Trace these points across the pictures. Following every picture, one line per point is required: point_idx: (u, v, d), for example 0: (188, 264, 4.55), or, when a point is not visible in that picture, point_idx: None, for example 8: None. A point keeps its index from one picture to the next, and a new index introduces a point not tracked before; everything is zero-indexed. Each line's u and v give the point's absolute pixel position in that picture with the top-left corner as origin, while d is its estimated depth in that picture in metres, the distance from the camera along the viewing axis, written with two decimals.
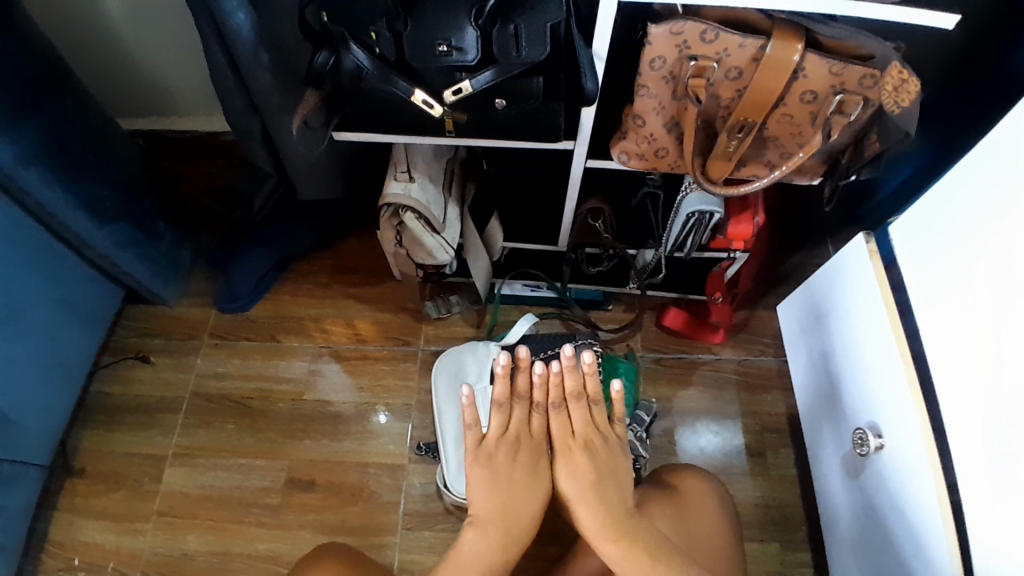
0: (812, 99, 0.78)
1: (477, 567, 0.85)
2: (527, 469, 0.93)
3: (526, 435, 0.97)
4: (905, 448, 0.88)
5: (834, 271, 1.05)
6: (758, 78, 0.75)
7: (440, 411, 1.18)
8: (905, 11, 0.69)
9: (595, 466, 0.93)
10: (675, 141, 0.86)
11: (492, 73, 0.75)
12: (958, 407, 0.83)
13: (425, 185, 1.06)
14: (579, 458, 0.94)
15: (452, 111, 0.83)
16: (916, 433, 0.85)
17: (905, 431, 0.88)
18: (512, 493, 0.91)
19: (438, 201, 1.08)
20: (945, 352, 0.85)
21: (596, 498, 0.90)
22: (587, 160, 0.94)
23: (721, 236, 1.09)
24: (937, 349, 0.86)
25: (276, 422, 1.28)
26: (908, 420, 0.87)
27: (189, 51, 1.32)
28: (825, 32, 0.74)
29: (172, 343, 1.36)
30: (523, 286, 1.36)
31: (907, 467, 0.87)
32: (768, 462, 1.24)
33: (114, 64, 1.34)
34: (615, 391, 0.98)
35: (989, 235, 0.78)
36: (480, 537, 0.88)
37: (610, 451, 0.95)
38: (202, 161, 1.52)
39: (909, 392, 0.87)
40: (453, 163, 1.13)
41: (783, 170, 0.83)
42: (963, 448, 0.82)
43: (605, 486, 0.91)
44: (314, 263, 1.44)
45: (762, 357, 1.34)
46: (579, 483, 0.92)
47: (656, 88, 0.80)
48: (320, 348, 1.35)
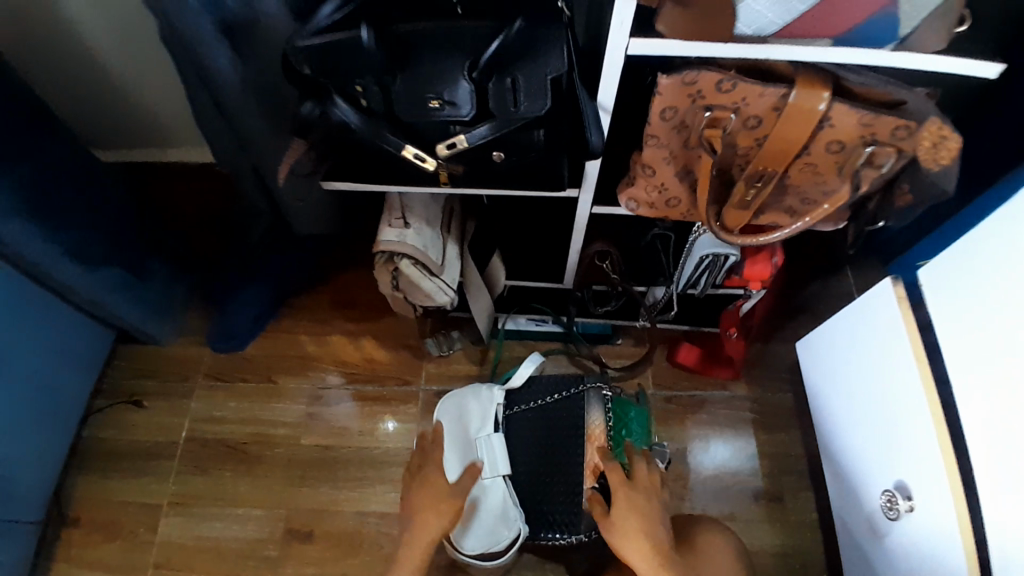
0: (839, 150, 0.72)
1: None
2: (439, 513, 0.98)
3: (439, 479, 1.02)
4: (938, 515, 0.83)
5: (858, 314, 0.99)
6: (780, 129, 0.69)
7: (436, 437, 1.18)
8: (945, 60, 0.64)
9: (633, 507, 0.95)
10: (689, 189, 0.80)
11: (488, 127, 0.69)
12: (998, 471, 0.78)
13: (423, 228, 1.01)
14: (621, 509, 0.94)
15: (449, 164, 0.76)
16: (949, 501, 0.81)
17: (938, 496, 0.83)
18: (427, 540, 0.97)
19: (436, 244, 1.02)
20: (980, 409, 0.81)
21: (641, 530, 0.92)
22: (592, 206, 0.88)
23: (737, 276, 1.03)
24: (975, 409, 0.82)
25: (272, 468, 1.24)
26: (938, 485, 0.83)
27: (171, 83, 1.26)
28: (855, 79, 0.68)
29: (166, 384, 1.32)
30: (527, 320, 1.30)
31: (943, 535, 0.82)
32: (787, 507, 1.18)
33: (104, 99, 1.29)
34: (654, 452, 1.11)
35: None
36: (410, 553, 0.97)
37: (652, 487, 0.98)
38: (196, 189, 1.46)
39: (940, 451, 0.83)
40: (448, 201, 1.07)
41: (807, 220, 0.76)
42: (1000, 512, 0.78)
43: (650, 519, 0.94)
44: (311, 297, 1.39)
45: (779, 393, 1.28)
46: (620, 515, 0.94)
47: (666, 138, 0.73)
48: (318, 389, 1.31)
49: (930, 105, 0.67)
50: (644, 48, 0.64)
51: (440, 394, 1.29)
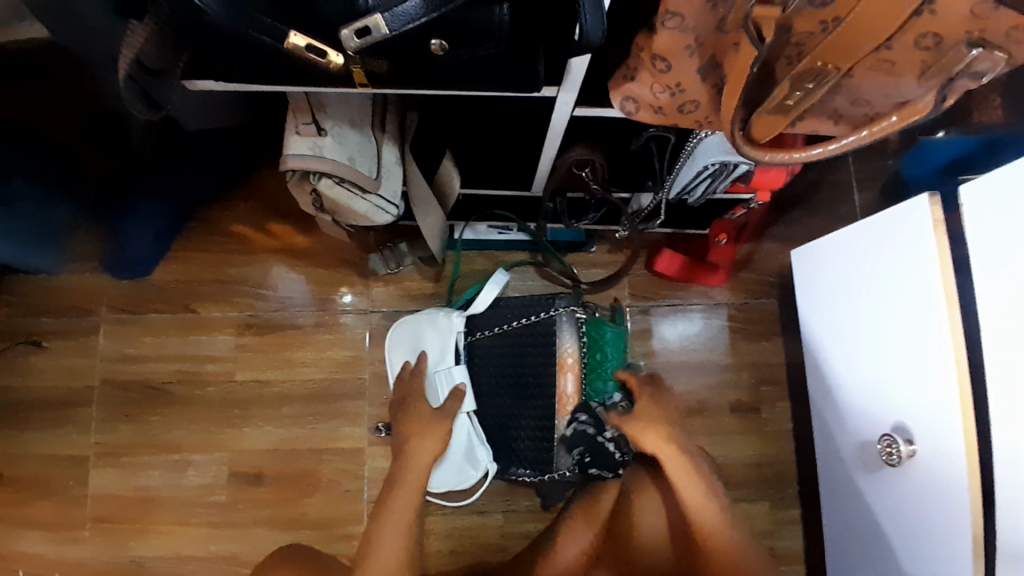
0: (929, 45, 0.51)
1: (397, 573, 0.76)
2: (431, 438, 0.89)
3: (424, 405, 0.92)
4: (945, 467, 0.77)
5: (879, 236, 0.85)
6: (866, 11, 0.47)
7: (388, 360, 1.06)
8: None
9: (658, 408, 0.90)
10: (712, 90, 0.57)
11: (420, 3, 0.44)
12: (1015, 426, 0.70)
13: (346, 130, 0.75)
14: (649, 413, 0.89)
15: (364, 57, 0.50)
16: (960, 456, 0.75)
17: (947, 445, 0.77)
18: (420, 468, 0.86)
19: (366, 152, 0.77)
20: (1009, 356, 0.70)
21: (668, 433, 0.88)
22: (572, 106, 0.64)
23: (743, 184, 0.85)
24: (1005, 358, 0.71)
25: (206, 408, 1.10)
26: (949, 434, 0.76)
27: None
28: None
29: (64, 320, 1.11)
30: (488, 228, 1.10)
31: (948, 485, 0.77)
32: (764, 418, 1.14)
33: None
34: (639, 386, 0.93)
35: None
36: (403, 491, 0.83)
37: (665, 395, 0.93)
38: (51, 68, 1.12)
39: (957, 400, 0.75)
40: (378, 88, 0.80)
41: (864, 133, 0.55)
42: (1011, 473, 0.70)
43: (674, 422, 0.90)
44: (224, 206, 1.13)
45: (764, 299, 1.16)
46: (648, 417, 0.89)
47: (694, 17, 0.50)
48: (246, 316, 1.12)
49: None
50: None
51: (391, 317, 1.12)
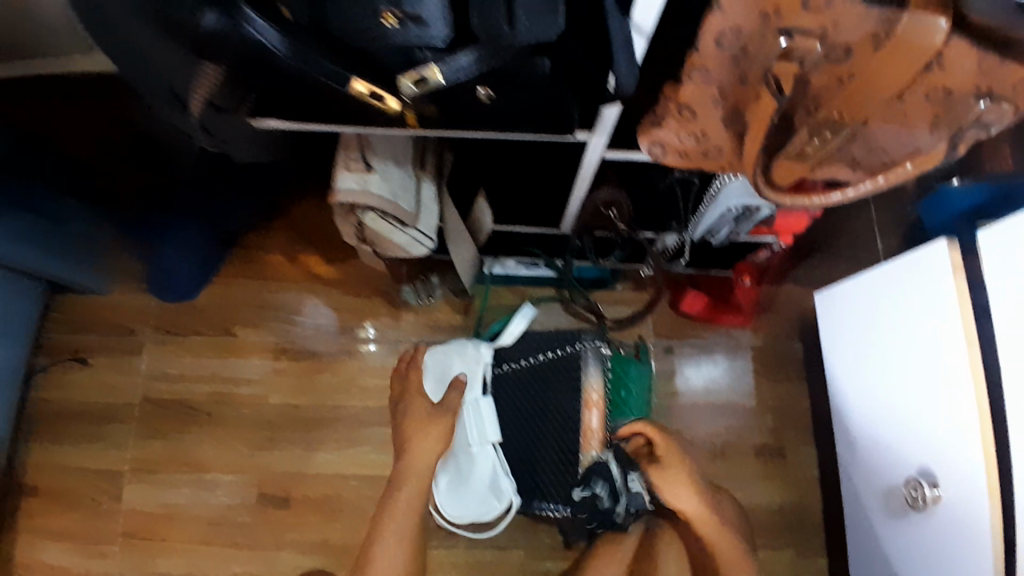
0: (940, 97, 0.55)
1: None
2: (431, 434, 0.90)
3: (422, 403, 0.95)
4: (969, 515, 0.78)
5: (900, 282, 0.86)
6: (877, 67, 0.51)
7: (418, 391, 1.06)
8: None
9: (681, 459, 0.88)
10: (734, 136, 0.61)
11: (472, 57, 0.49)
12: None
13: (390, 167, 0.81)
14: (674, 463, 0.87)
15: (418, 102, 0.55)
16: (983, 504, 0.76)
17: (972, 492, 0.77)
18: (423, 467, 0.88)
19: (407, 189, 0.83)
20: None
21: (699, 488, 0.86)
22: (602, 149, 0.69)
23: (765, 226, 0.87)
24: None
25: (238, 429, 1.13)
26: (971, 481, 0.77)
27: None
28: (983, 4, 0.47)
29: (111, 339, 1.17)
30: (516, 264, 1.13)
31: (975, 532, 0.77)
32: (788, 462, 1.13)
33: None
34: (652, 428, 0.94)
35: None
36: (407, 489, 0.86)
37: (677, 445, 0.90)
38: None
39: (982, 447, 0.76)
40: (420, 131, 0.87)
41: (880, 181, 0.59)
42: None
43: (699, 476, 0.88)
44: (266, 236, 1.20)
45: (788, 341, 1.17)
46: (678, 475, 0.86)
47: (717, 70, 0.55)
48: (282, 341, 1.17)
49: None
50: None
51: (418, 347, 1.16)
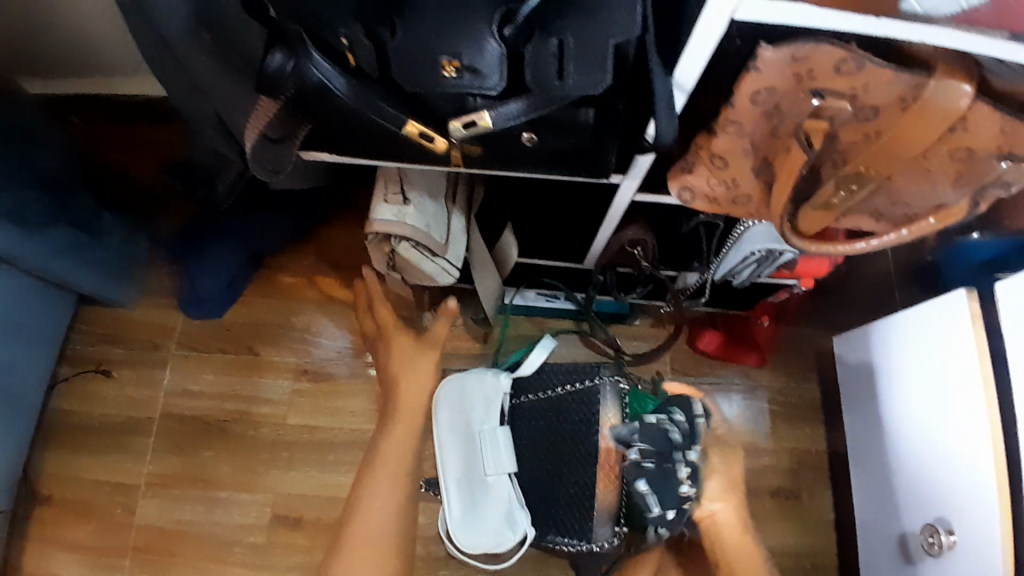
0: (963, 157, 0.57)
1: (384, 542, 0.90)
2: None
3: None
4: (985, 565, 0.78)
5: (919, 328, 0.88)
6: (903, 126, 0.53)
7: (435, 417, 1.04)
8: None
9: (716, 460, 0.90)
10: (763, 186, 0.64)
11: (522, 105, 0.52)
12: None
13: (423, 201, 0.84)
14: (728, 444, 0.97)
15: (464, 143, 0.59)
16: (997, 554, 0.76)
17: (986, 540, 0.77)
18: None
19: (440, 221, 0.86)
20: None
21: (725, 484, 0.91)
22: (633, 191, 0.71)
23: (786, 270, 0.89)
24: None
25: (256, 448, 1.14)
26: (988, 530, 0.77)
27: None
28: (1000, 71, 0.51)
29: (135, 352, 1.19)
30: (537, 295, 1.17)
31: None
32: (803, 505, 1.12)
33: (25, 25, 1.05)
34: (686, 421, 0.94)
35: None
36: None
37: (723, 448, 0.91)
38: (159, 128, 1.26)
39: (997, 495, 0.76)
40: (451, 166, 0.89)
41: (905, 233, 0.60)
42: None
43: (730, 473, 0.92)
44: (293, 258, 1.23)
45: (804, 383, 1.17)
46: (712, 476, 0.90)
47: (750, 125, 0.57)
48: (303, 362, 1.19)
49: None
50: (755, 11, 0.44)
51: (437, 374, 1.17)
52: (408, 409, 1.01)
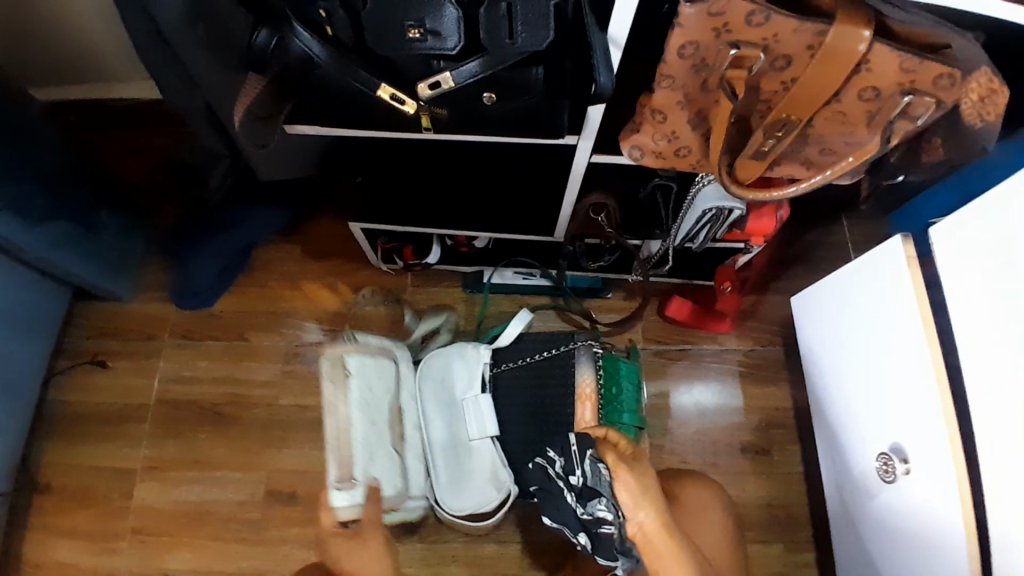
0: (872, 97, 0.64)
1: None
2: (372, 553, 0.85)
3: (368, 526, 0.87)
4: (936, 481, 0.82)
5: (865, 271, 0.93)
6: (815, 71, 0.61)
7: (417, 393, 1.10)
8: None
9: (637, 480, 0.86)
10: (701, 138, 0.71)
11: (478, 64, 0.60)
12: (1015, 446, 0.75)
13: (370, 466, 0.93)
14: (643, 472, 0.88)
15: (431, 106, 0.66)
16: (947, 467, 0.80)
17: (942, 467, 0.81)
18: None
19: (393, 473, 1.00)
20: (1004, 376, 0.76)
21: (647, 502, 0.85)
22: (591, 152, 0.79)
23: (739, 230, 0.97)
24: (988, 376, 0.79)
25: (251, 430, 1.19)
26: (935, 447, 0.82)
27: (91, 5, 1.08)
28: (897, 16, 0.59)
29: (130, 343, 1.25)
30: (514, 274, 1.24)
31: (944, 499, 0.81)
32: (773, 460, 1.18)
33: (28, 35, 1.13)
34: (621, 441, 0.91)
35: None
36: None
37: (644, 469, 0.88)
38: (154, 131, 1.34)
39: (943, 422, 0.80)
40: (394, 410, 1.05)
41: (827, 174, 0.69)
42: (1000, 490, 0.77)
43: (651, 487, 0.86)
44: (282, 249, 1.29)
45: (768, 346, 1.24)
46: (628, 489, 0.85)
47: (682, 79, 0.64)
48: (293, 346, 1.24)
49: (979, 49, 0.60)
50: None
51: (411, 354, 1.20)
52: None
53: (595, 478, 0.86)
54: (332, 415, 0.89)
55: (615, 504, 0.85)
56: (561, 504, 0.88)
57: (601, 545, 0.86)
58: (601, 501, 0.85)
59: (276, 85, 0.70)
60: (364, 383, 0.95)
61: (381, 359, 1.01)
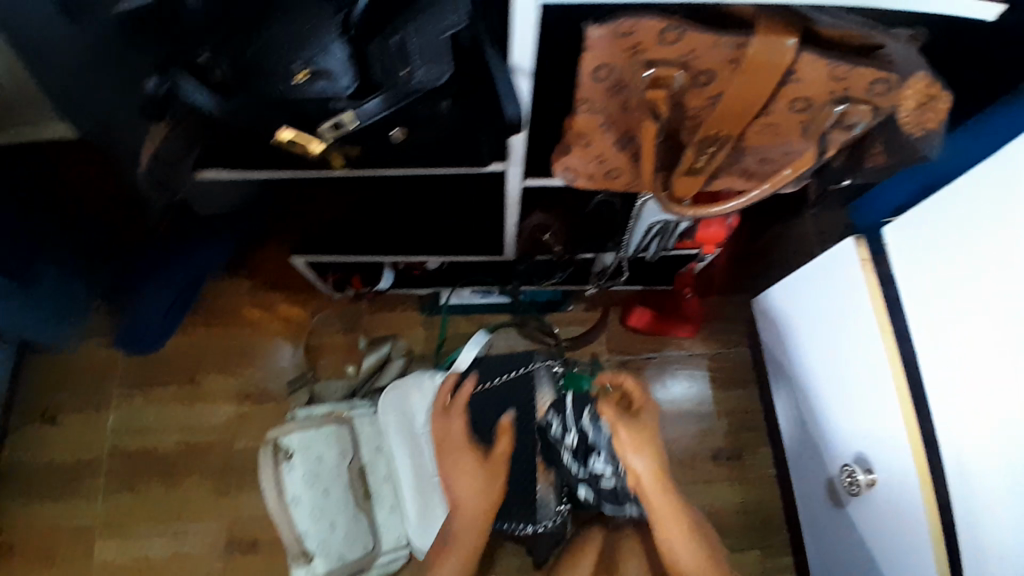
0: (804, 108, 0.59)
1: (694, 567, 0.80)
2: (466, 460, 0.93)
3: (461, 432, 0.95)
4: (902, 493, 0.79)
5: (822, 275, 0.89)
6: (739, 85, 0.57)
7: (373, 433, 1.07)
8: None
9: (639, 429, 0.87)
10: (630, 158, 0.68)
11: (378, 102, 0.54)
12: (979, 450, 0.71)
13: (332, 535, 0.94)
14: (639, 426, 0.87)
15: (341, 146, 0.62)
16: (912, 480, 0.76)
17: (903, 470, 0.78)
18: (471, 486, 0.91)
19: (361, 533, 1.00)
20: (966, 381, 0.72)
21: (649, 445, 0.85)
22: (523, 177, 0.75)
23: (689, 239, 0.94)
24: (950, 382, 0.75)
25: (209, 476, 1.15)
26: (900, 460, 0.78)
27: None
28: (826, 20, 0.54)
29: (80, 394, 1.20)
30: (471, 293, 1.19)
31: (911, 516, 0.77)
32: (745, 465, 1.16)
33: None
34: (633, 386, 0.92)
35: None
36: (485, 469, 0.93)
37: (650, 419, 0.89)
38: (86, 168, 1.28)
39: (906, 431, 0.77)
40: (354, 469, 1.03)
41: (764, 187, 0.64)
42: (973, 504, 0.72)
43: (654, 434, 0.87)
44: (230, 284, 1.24)
45: (735, 348, 1.22)
46: (630, 435, 0.86)
47: (601, 102, 0.60)
48: (247, 386, 1.19)
49: (915, 55, 0.56)
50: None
51: (361, 380, 1.15)
52: (472, 508, 0.89)
53: (595, 434, 0.99)
54: (270, 495, 0.88)
55: (610, 460, 0.98)
56: (561, 464, 1.00)
57: (608, 495, 0.97)
58: (599, 457, 0.99)
59: (185, 131, 0.62)
60: (310, 456, 0.94)
61: (328, 428, 0.98)
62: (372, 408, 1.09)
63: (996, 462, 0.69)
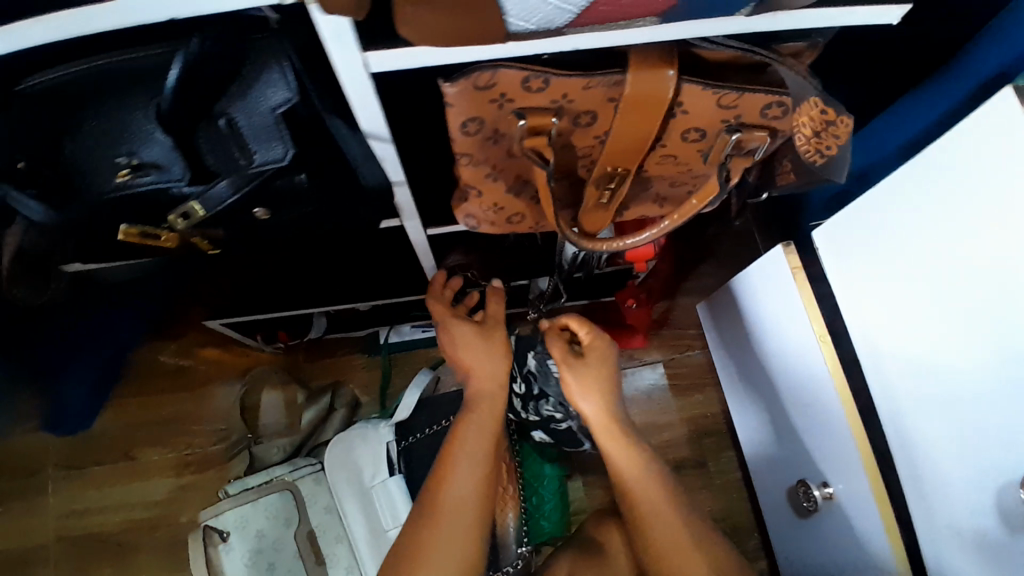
0: (698, 137, 0.55)
1: (660, 489, 0.69)
2: (477, 347, 0.77)
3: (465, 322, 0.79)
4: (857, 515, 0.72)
5: (755, 281, 0.82)
6: (625, 122, 0.51)
7: (320, 493, 0.99)
8: (831, 20, 0.45)
9: (592, 373, 0.76)
10: (530, 202, 0.63)
11: (225, 187, 0.49)
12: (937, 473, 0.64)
13: None
14: (588, 368, 0.77)
15: (201, 230, 0.55)
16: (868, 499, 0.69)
17: (862, 499, 0.71)
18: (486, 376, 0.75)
19: None
20: (911, 391, 0.66)
21: (597, 386, 0.76)
22: (424, 228, 0.69)
23: (620, 258, 0.90)
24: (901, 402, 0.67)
25: (155, 556, 1.08)
26: (856, 482, 0.71)
27: None
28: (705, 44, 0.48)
29: (8, 485, 1.11)
30: (412, 328, 1.15)
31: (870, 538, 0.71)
32: (710, 471, 1.14)
33: None
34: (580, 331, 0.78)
35: (965, 228, 0.56)
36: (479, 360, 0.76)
37: (600, 360, 0.78)
38: None
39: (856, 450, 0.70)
40: (303, 535, 0.95)
41: (673, 219, 0.58)
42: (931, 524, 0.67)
43: (608, 378, 0.77)
44: (159, 348, 1.17)
45: (688, 352, 1.19)
46: (582, 380, 0.76)
47: (481, 153, 0.55)
48: (186, 455, 1.13)
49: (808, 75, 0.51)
50: (385, 58, 0.41)
51: (304, 435, 1.10)
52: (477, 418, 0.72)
53: (542, 381, 0.90)
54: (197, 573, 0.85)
55: (559, 405, 0.92)
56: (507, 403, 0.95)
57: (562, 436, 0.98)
58: (547, 403, 0.92)
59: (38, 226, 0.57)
60: (244, 526, 0.90)
61: (264, 496, 0.93)
62: (317, 464, 1.03)
63: (939, 422, 0.63)
